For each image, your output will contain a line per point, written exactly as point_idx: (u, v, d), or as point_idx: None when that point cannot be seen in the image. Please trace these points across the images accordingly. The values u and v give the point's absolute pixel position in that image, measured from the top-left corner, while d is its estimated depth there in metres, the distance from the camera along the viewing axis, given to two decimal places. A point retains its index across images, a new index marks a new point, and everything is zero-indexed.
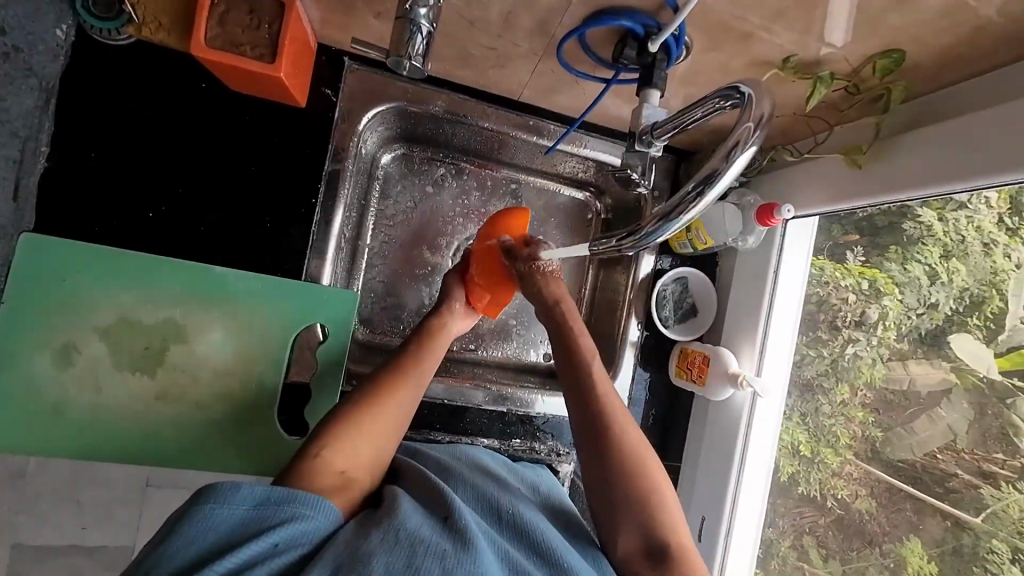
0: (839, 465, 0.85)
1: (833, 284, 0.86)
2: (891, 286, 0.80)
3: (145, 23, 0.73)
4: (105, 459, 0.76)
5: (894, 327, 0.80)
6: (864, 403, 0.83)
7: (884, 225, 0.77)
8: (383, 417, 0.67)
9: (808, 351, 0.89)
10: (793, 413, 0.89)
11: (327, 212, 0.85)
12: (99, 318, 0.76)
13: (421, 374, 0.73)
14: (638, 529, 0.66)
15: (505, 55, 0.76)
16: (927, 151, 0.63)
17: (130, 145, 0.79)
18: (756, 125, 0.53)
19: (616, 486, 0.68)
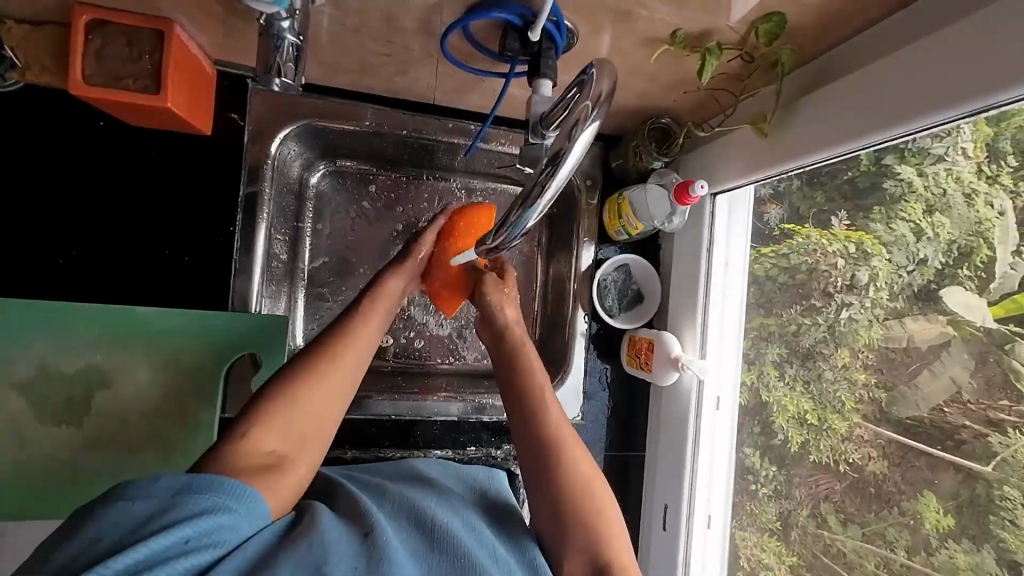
0: (847, 429, 0.74)
1: (820, 251, 0.78)
2: (879, 247, 0.71)
3: (28, 67, 0.71)
4: (38, 516, 0.74)
5: (886, 288, 0.71)
6: (867, 364, 0.73)
7: (866, 186, 0.70)
8: (302, 405, 0.62)
9: (803, 320, 0.80)
10: (797, 381, 0.80)
11: (247, 238, 0.84)
12: (15, 373, 0.73)
13: (350, 358, 0.69)
14: (582, 553, 0.66)
15: (403, 60, 0.74)
16: (817, 117, 0.63)
17: (33, 189, 0.77)
18: (597, 103, 0.50)
19: (560, 502, 0.68)
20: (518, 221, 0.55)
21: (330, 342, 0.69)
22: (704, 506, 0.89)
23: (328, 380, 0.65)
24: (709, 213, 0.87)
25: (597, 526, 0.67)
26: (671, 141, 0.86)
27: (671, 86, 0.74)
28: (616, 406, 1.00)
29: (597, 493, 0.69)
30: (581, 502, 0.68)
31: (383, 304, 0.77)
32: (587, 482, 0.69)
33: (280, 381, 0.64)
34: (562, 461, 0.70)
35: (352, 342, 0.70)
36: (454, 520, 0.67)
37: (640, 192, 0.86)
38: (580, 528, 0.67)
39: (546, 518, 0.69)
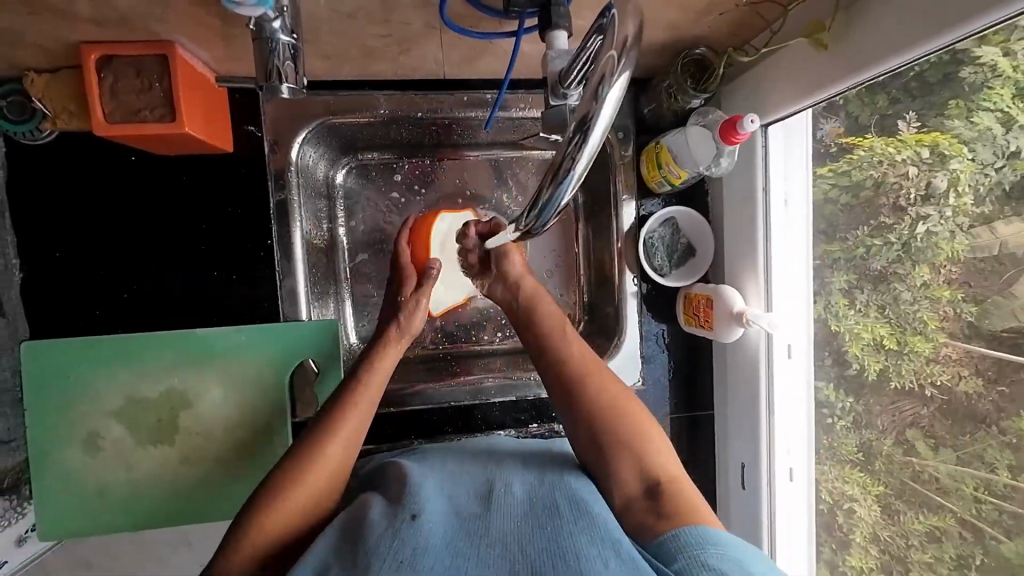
0: (932, 350, 0.67)
1: (887, 162, 0.69)
2: (957, 146, 0.61)
3: (56, 115, 0.73)
4: (154, 526, 0.82)
5: (969, 192, 0.62)
6: (951, 280, 0.65)
7: (936, 80, 0.59)
8: (303, 487, 0.65)
9: (872, 241, 0.73)
10: (870, 307, 0.73)
11: (286, 249, 0.85)
12: (109, 403, 0.80)
13: (346, 439, 0.70)
14: (629, 470, 0.69)
15: (406, 39, 0.70)
16: (878, 21, 0.54)
17: (87, 232, 0.81)
18: (622, 52, 0.43)
19: (608, 435, 0.72)
20: (551, 200, 0.48)
21: (323, 427, 0.70)
22: (785, 459, 0.83)
23: (336, 452, 0.69)
24: (762, 149, 0.78)
25: (636, 436, 0.72)
26: (710, 73, 0.76)
27: (703, 10, 0.64)
28: (676, 364, 0.97)
29: (633, 415, 0.73)
30: (618, 426, 0.72)
31: (393, 352, 0.80)
32: (623, 406, 0.74)
33: (293, 458, 0.67)
34: (591, 387, 0.76)
35: (349, 419, 0.71)
36: (516, 493, 0.66)
37: (679, 139, 0.79)
38: (618, 451, 0.71)
39: (590, 438, 0.72)
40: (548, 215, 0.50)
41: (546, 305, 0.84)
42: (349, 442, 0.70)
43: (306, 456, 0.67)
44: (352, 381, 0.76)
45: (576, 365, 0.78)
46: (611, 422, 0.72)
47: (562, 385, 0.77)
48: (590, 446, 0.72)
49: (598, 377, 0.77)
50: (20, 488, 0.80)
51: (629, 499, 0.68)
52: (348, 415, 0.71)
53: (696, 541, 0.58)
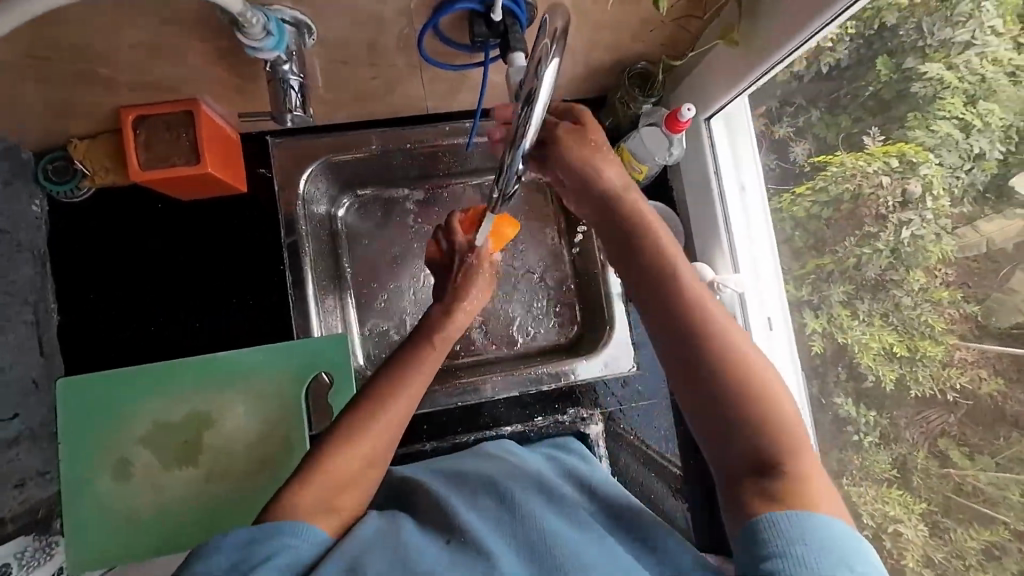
0: (945, 354, 0.69)
1: (861, 174, 0.77)
2: (923, 152, 0.69)
3: (95, 172, 0.85)
4: (181, 547, 0.85)
5: (946, 194, 0.68)
6: (948, 282, 0.69)
7: (891, 97, 0.72)
8: (354, 450, 0.65)
9: (862, 250, 0.78)
10: (873, 316, 0.77)
11: (297, 276, 0.94)
12: (138, 429, 0.85)
13: (397, 409, 0.70)
14: (744, 442, 0.55)
15: (391, 79, 0.83)
16: (774, 21, 0.66)
17: (118, 274, 0.90)
18: (555, 43, 0.47)
19: (722, 389, 0.56)
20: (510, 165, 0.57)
21: (378, 393, 0.71)
22: None
23: (381, 427, 0.68)
24: (708, 138, 0.91)
25: (763, 401, 0.55)
26: (652, 81, 0.89)
27: (636, 30, 0.78)
28: None
29: (762, 388, 0.56)
30: (733, 390, 0.56)
31: (471, 300, 0.86)
32: (750, 372, 0.56)
33: (370, 399, 0.70)
34: (708, 332, 0.58)
35: (407, 384, 0.72)
36: (536, 502, 0.67)
37: (636, 140, 0.89)
38: (729, 415, 0.56)
39: (694, 392, 0.58)
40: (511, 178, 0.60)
41: (661, 233, 0.67)
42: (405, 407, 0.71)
43: (355, 424, 0.67)
44: (422, 338, 0.80)
45: (686, 302, 0.60)
46: (724, 382, 0.56)
47: (667, 327, 0.61)
48: (690, 398, 0.58)
49: (720, 328, 0.59)
50: (53, 522, 0.84)
51: (733, 472, 0.55)
52: (403, 386, 0.72)
53: (786, 533, 0.48)
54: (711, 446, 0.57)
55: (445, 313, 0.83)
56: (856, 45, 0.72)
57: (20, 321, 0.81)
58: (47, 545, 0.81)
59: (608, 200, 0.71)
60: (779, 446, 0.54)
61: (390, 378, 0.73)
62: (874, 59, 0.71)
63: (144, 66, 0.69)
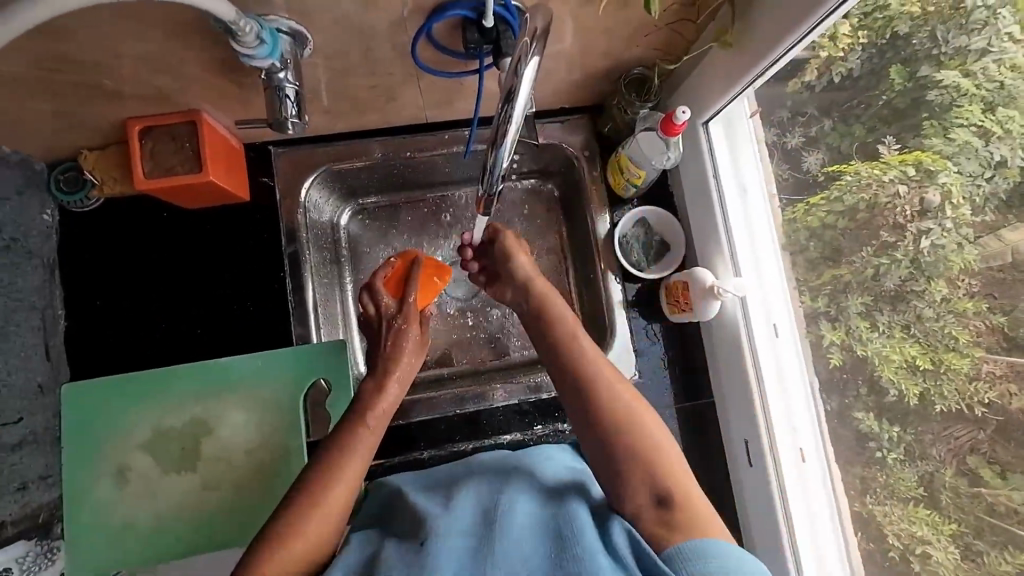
0: (971, 367, 0.67)
1: (876, 183, 0.75)
2: (941, 161, 0.68)
3: (103, 182, 0.87)
4: (178, 555, 0.84)
5: (965, 203, 0.67)
6: (972, 292, 0.67)
7: (906, 105, 0.71)
8: (318, 515, 0.66)
9: (880, 261, 0.76)
10: (894, 327, 0.75)
11: (298, 284, 0.94)
12: (137, 436, 0.86)
13: (359, 464, 0.72)
14: (645, 480, 0.68)
15: (389, 87, 0.84)
16: (767, 21, 0.66)
17: (124, 282, 0.92)
18: (533, 39, 0.46)
19: (624, 437, 0.70)
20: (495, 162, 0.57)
21: (335, 450, 0.72)
22: (792, 439, 0.87)
23: (346, 483, 0.70)
24: (707, 142, 0.89)
25: (653, 444, 0.70)
26: (648, 86, 0.90)
27: (631, 35, 0.78)
28: (673, 357, 1.01)
29: (656, 437, 0.71)
30: (634, 446, 0.69)
31: (408, 358, 0.85)
32: (643, 419, 0.72)
33: (315, 470, 0.70)
34: (611, 391, 0.73)
35: (360, 442, 0.73)
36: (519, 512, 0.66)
37: (633, 146, 0.89)
38: (635, 470, 0.68)
39: (602, 441, 0.71)
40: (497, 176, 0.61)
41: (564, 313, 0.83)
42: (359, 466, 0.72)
43: (313, 487, 0.68)
44: (360, 410, 0.77)
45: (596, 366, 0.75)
46: (628, 443, 0.70)
47: (576, 390, 0.74)
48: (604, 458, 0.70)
49: (620, 386, 0.74)
50: (54, 527, 0.84)
51: (644, 516, 0.66)
52: (355, 443, 0.73)
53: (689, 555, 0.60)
54: (620, 499, 0.68)
55: (381, 377, 0.81)
56: (869, 55, 0.72)
57: (27, 327, 0.83)
58: (48, 551, 0.83)
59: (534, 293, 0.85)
60: (673, 490, 0.67)
61: (343, 436, 0.74)
62: (887, 68, 0.71)
63: (147, 77, 0.71)
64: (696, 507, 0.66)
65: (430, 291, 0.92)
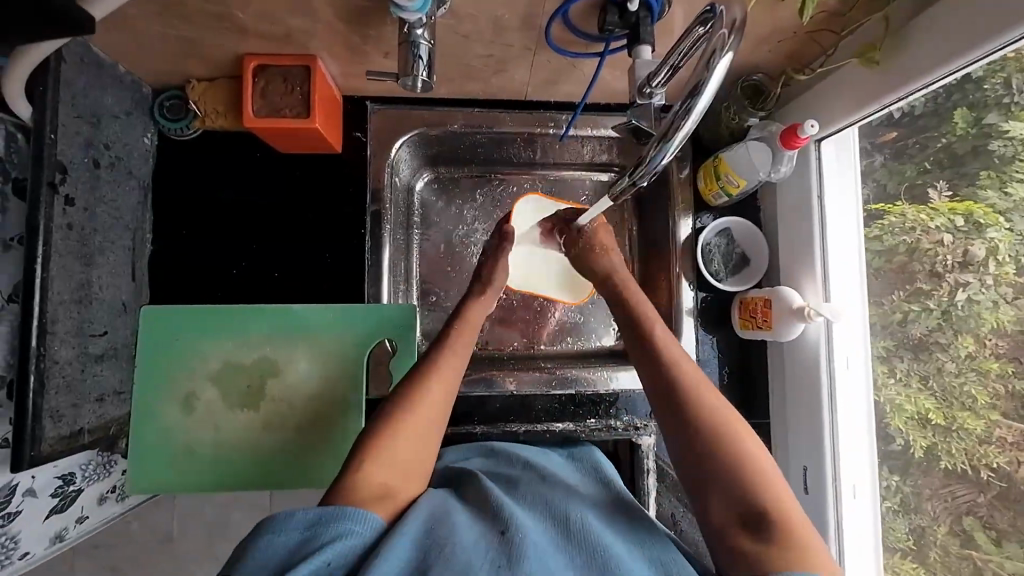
0: (985, 430, 0.70)
1: (921, 229, 0.77)
2: (994, 216, 0.69)
3: (207, 114, 0.88)
4: (231, 487, 0.87)
5: (1010, 262, 0.68)
6: (999, 353, 0.69)
7: (966, 151, 0.71)
8: (405, 436, 0.65)
9: (910, 307, 0.79)
10: (912, 376, 0.79)
11: (376, 241, 0.95)
12: (209, 367, 0.88)
13: (445, 382, 0.72)
14: (725, 490, 0.59)
15: (503, 59, 0.83)
16: (924, 43, 0.63)
17: (208, 216, 0.93)
18: (732, 32, 0.48)
19: (705, 436, 0.62)
20: (652, 161, 0.57)
21: (421, 371, 0.72)
22: (846, 472, 0.85)
23: (434, 396, 0.70)
24: (816, 162, 0.86)
25: (733, 446, 0.60)
26: (764, 95, 0.87)
27: (764, 39, 0.75)
28: (733, 374, 1.00)
29: (740, 434, 0.61)
30: (723, 440, 0.61)
31: (466, 337, 0.79)
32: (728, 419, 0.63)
33: (403, 387, 0.70)
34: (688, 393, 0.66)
35: (445, 364, 0.74)
36: (595, 520, 0.65)
37: (739, 152, 0.87)
38: (725, 464, 0.60)
39: (679, 443, 0.63)
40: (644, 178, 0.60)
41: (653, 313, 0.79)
42: (445, 384, 0.72)
43: (401, 406, 0.67)
44: (441, 338, 0.78)
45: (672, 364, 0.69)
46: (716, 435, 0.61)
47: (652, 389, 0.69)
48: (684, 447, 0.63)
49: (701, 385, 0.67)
50: (120, 440, 0.87)
51: (725, 524, 0.57)
52: (438, 367, 0.73)
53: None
54: (703, 497, 0.60)
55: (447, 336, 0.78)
56: (936, 94, 0.70)
57: (120, 246, 0.85)
58: (108, 463, 0.88)
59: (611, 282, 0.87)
60: (766, 497, 0.57)
61: (427, 363, 0.74)
62: (952, 111, 0.70)
63: (276, 16, 0.71)
64: (797, 524, 0.55)
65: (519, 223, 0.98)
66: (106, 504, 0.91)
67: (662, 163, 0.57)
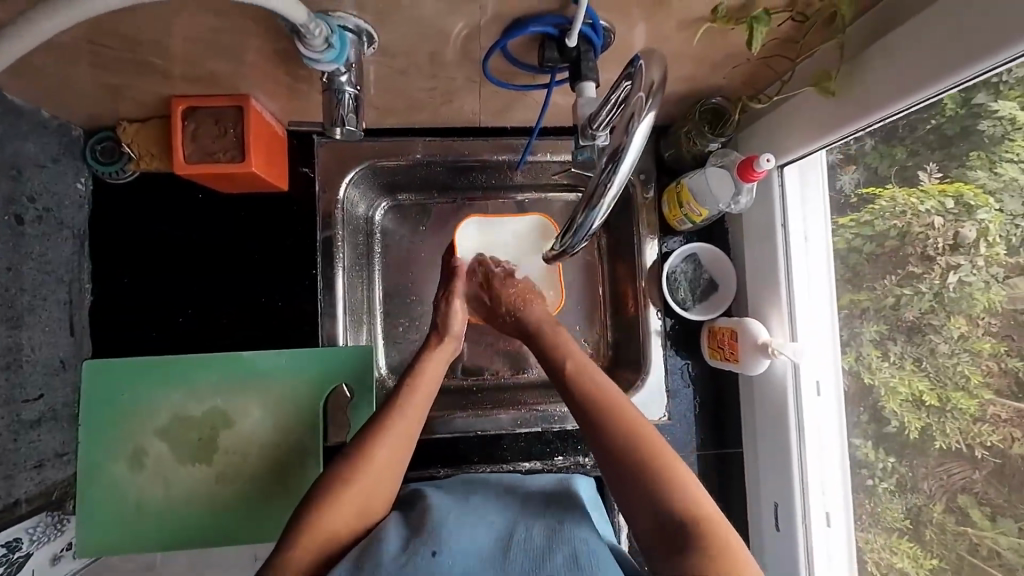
0: (979, 410, 0.64)
1: (911, 212, 0.70)
2: (984, 197, 0.62)
3: (141, 157, 0.84)
4: (185, 543, 0.84)
5: (1002, 243, 0.61)
6: (992, 333, 0.62)
7: (954, 132, 0.63)
8: (349, 501, 0.65)
9: (902, 291, 0.72)
10: (905, 359, 0.71)
11: (328, 279, 0.91)
12: (156, 421, 0.84)
13: (398, 443, 0.71)
14: (649, 506, 0.61)
15: (448, 91, 0.78)
16: (880, 70, 0.60)
17: (152, 260, 0.89)
18: (649, 96, 0.48)
19: (624, 454, 0.65)
20: (584, 224, 0.56)
21: (372, 431, 0.72)
22: (820, 502, 0.82)
23: (382, 456, 0.70)
24: (779, 186, 0.82)
25: (653, 460, 0.64)
26: (725, 119, 0.83)
27: (717, 63, 0.71)
28: (704, 401, 0.97)
29: (659, 448, 0.65)
30: (638, 456, 0.65)
31: (419, 394, 0.77)
32: (644, 435, 0.67)
33: (350, 449, 0.70)
34: (607, 416, 0.70)
35: (397, 425, 0.73)
36: (538, 530, 0.67)
37: (698, 179, 0.83)
38: (647, 479, 0.63)
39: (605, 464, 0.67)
40: (579, 238, 0.59)
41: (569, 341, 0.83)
42: (399, 443, 0.71)
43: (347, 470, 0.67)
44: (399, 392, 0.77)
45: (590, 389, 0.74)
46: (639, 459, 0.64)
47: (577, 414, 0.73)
48: (613, 475, 0.66)
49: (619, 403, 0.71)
50: (66, 503, 0.84)
51: (651, 540, 0.59)
52: (389, 425, 0.72)
53: None
54: (631, 516, 0.63)
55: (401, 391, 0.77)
56: None
57: (53, 299, 0.80)
58: (58, 522, 0.81)
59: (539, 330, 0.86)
60: (685, 508, 0.60)
61: (378, 421, 0.73)
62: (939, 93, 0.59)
63: (198, 59, 0.66)
64: (718, 535, 0.57)
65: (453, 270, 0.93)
66: (62, 563, 0.82)
67: (595, 223, 0.56)
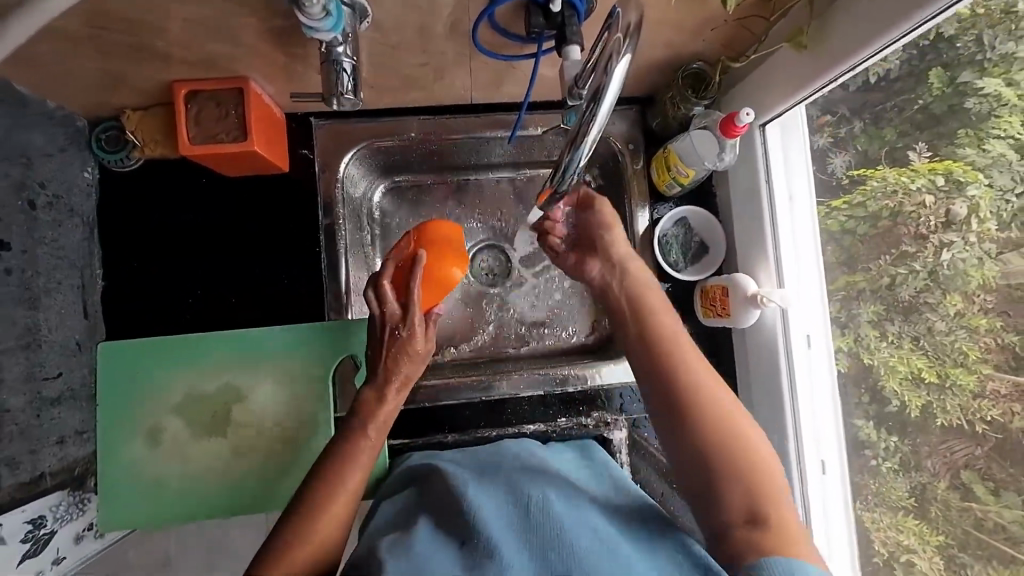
0: (979, 384, 0.67)
1: (902, 191, 0.73)
2: (974, 173, 0.66)
3: (145, 144, 0.87)
4: (204, 516, 0.87)
5: (993, 217, 0.65)
6: (987, 309, 0.66)
7: (943, 111, 0.68)
8: (311, 540, 0.69)
9: (897, 270, 0.75)
10: (903, 339, 0.75)
11: (331, 256, 0.94)
12: (172, 398, 0.87)
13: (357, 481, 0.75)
14: (728, 480, 0.65)
15: (440, 67, 0.82)
16: (846, 21, 0.63)
17: (161, 245, 0.92)
18: (627, 35, 0.49)
19: (708, 430, 0.68)
20: (569, 164, 0.56)
21: (333, 469, 0.74)
22: (815, 450, 0.86)
23: (347, 492, 0.73)
24: (761, 143, 0.86)
25: (737, 436, 0.67)
26: (706, 82, 0.86)
27: (696, 27, 0.74)
28: None
29: (742, 431, 0.67)
30: (721, 432, 0.67)
31: (372, 437, 0.78)
32: (730, 418, 0.68)
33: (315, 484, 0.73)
34: (694, 390, 0.71)
35: (355, 465, 0.75)
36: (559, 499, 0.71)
37: (684, 143, 0.86)
38: (728, 457, 0.66)
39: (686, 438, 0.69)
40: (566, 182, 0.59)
41: (654, 297, 0.81)
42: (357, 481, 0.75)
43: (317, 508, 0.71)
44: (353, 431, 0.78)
45: (672, 358, 0.74)
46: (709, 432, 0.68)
47: (659, 384, 0.73)
48: (690, 447, 0.68)
49: (702, 378, 0.72)
50: (87, 480, 0.87)
51: (723, 511, 0.64)
52: (354, 463, 0.75)
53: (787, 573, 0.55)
54: (706, 490, 0.66)
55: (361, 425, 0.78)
56: (908, 56, 0.68)
57: (67, 284, 0.83)
58: (80, 502, 0.85)
59: (625, 275, 0.84)
60: (763, 487, 0.64)
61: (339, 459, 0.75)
62: (927, 70, 0.68)
63: (201, 40, 0.69)
64: (787, 520, 0.62)
65: (441, 284, 0.82)
66: (85, 542, 0.87)
67: (580, 164, 0.56)
